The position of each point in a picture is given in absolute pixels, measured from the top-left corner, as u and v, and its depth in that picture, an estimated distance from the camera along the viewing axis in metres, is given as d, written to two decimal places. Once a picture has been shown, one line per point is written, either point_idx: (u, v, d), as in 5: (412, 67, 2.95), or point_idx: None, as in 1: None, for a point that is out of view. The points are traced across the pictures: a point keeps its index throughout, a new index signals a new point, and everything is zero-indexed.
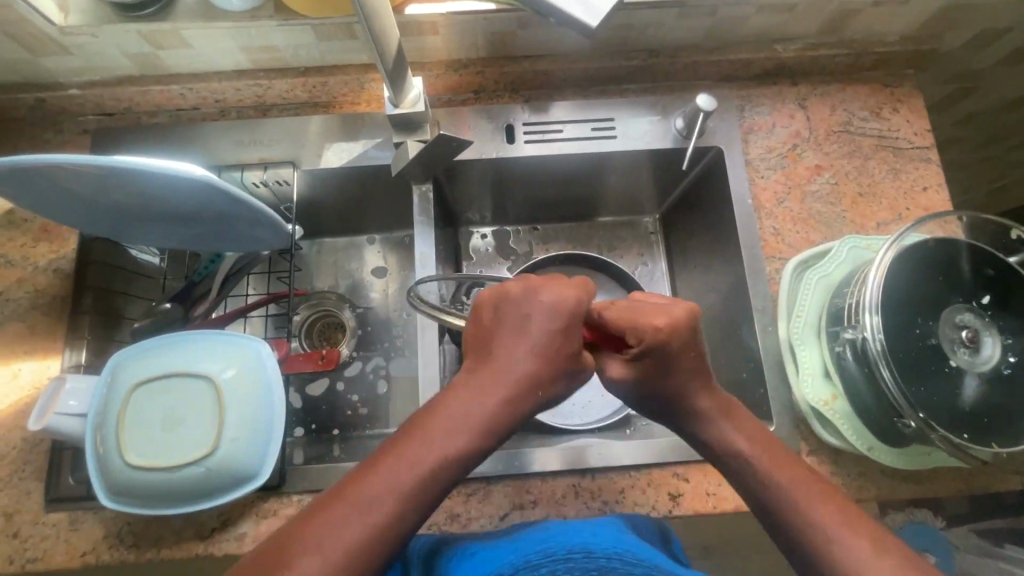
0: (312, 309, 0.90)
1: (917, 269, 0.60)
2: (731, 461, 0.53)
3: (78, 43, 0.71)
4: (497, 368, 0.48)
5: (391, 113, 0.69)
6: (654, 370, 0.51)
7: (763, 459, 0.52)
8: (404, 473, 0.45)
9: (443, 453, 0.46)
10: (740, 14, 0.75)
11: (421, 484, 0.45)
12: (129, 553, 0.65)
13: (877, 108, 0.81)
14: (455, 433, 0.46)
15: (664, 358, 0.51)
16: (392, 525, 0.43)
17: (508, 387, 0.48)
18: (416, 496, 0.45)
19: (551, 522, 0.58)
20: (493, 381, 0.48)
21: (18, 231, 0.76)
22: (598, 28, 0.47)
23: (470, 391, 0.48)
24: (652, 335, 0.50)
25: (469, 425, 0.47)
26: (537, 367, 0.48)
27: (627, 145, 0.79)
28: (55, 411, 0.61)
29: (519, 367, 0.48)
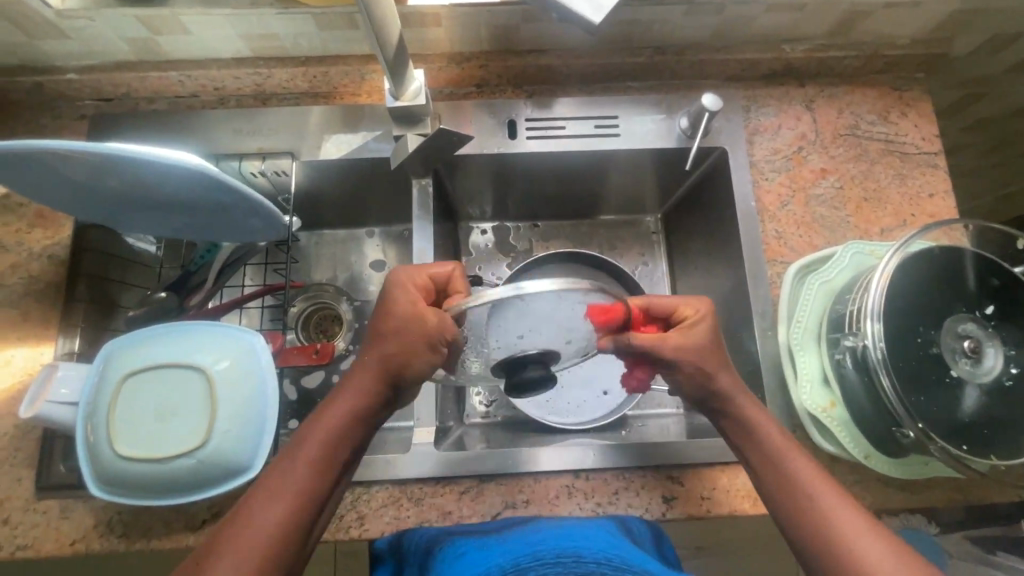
0: (308, 302, 0.88)
1: (919, 277, 0.59)
2: (758, 457, 0.57)
3: (76, 26, 0.70)
4: (354, 384, 0.56)
5: (392, 105, 0.68)
6: (698, 341, 0.59)
7: (785, 456, 0.56)
8: (290, 484, 0.52)
9: (321, 458, 0.54)
10: (748, 13, 0.73)
11: (314, 474, 0.53)
12: (119, 543, 0.65)
13: (885, 112, 0.80)
14: (330, 438, 0.55)
15: (704, 334, 0.59)
16: (291, 526, 0.51)
17: (368, 394, 0.56)
18: (305, 499, 0.52)
19: (547, 528, 0.57)
20: (362, 379, 0.56)
21: (13, 216, 0.75)
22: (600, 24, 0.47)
23: (334, 403, 0.56)
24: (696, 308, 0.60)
25: (341, 430, 0.55)
26: (392, 363, 0.56)
27: (630, 144, 0.78)
28: (46, 399, 0.60)
29: (374, 375, 0.56)
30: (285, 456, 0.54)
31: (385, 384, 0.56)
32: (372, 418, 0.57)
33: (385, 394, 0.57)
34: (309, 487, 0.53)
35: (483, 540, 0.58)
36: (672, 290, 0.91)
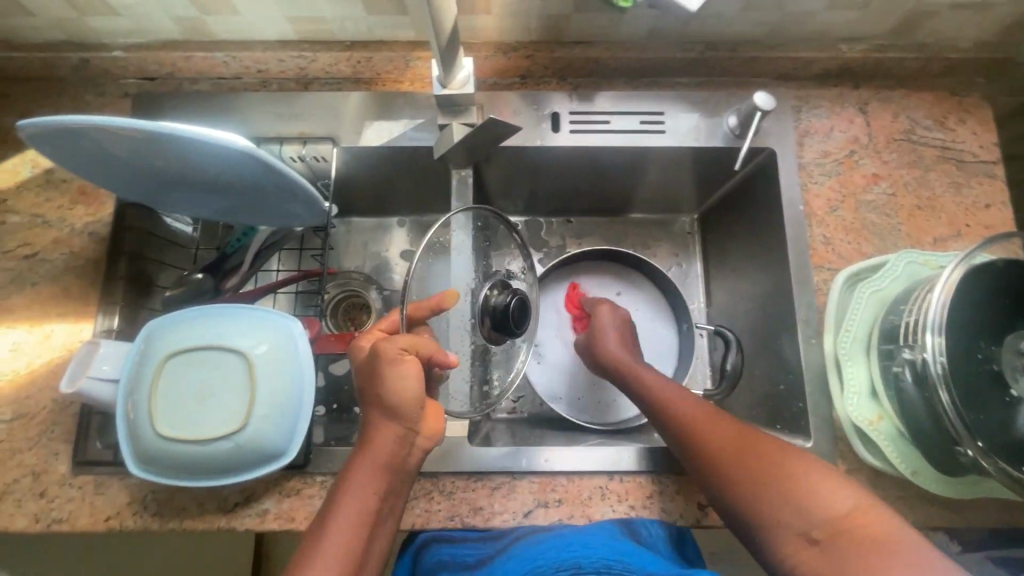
0: (338, 289, 0.88)
1: (982, 290, 0.57)
2: (649, 405, 0.64)
3: (126, 3, 0.69)
4: (373, 439, 0.54)
5: (439, 93, 0.67)
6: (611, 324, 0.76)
7: (668, 398, 0.63)
8: (334, 549, 0.50)
9: (358, 516, 0.52)
10: (807, 10, 0.71)
11: (355, 530, 0.52)
12: (152, 521, 0.65)
13: (941, 117, 0.77)
14: (364, 497, 0.53)
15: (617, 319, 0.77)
16: None
17: (393, 444, 0.54)
18: (351, 561, 0.51)
19: (552, 538, 0.58)
20: (379, 435, 0.54)
21: (57, 192, 0.75)
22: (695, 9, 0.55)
23: (359, 457, 0.54)
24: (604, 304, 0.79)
25: (372, 485, 0.53)
26: (392, 404, 0.54)
27: (675, 141, 0.76)
28: (87, 375, 0.61)
29: (390, 424, 0.54)
30: (322, 520, 0.52)
31: (405, 427, 0.54)
32: (401, 464, 0.55)
33: (406, 437, 0.55)
34: (353, 547, 0.51)
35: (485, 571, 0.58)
36: (706, 293, 0.90)
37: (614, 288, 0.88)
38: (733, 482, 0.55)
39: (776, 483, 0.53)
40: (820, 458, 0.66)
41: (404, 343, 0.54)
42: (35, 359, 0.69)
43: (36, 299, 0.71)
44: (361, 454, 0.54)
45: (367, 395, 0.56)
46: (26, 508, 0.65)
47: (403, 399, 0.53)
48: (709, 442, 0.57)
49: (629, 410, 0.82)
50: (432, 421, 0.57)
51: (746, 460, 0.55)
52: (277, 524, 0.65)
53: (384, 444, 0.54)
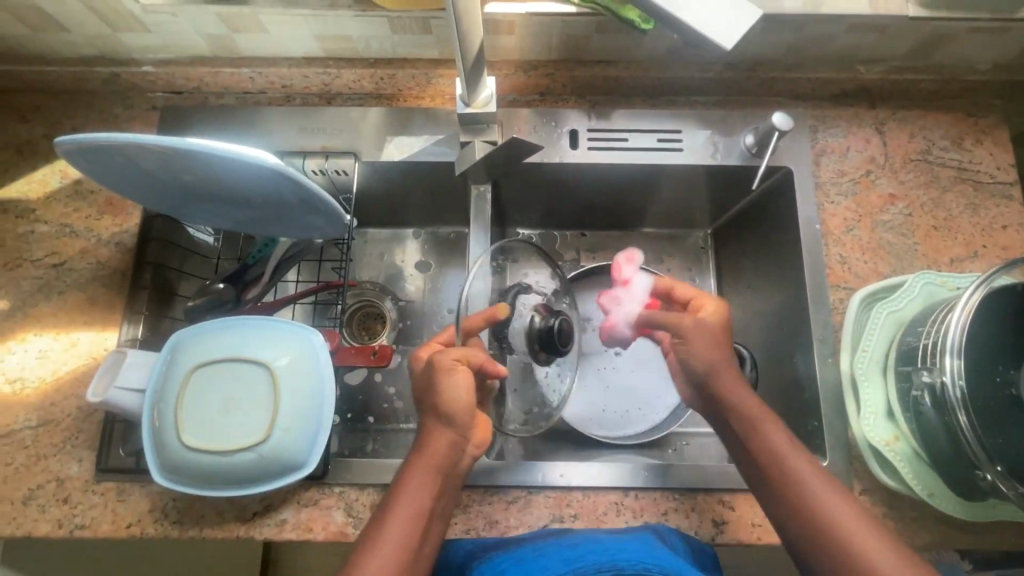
0: (355, 299, 0.89)
1: (1002, 313, 0.57)
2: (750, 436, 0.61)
3: (158, 21, 0.71)
4: (428, 442, 0.57)
5: (462, 111, 0.68)
6: (710, 328, 0.66)
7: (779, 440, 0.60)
8: (388, 544, 0.53)
9: (414, 514, 0.54)
10: (826, 32, 0.72)
11: (409, 528, 0.54)
12: (172, 529, 0.66)
13: (958, 138, 0.78)
14: (417, 496, 0.55)
15: (721, 317, 0.66)
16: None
17: (446, 447, 0.57)
18: (403, 557, 0.53)
19: (586, 540, 0.58)
20: (433, 437, 0.58)
21: (85, 202, 0.77)
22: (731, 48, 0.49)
23: (414, 460, 0.57)
24: (714, 311, 0.67)
25: (427, 486, 0.56)
26: (445, 410, 0.57)
27: (693, 159, 0.77)
28: (115, 385, 0.62)
29: (442, 430, 0.58)
30: (379, 516, 0.55)
31: (458, 432, 0.58)
32: (452, 468, 0.58)
33: (458, 443, 0.58)
34: (406, 546, 0.53)
35: (512, 550, 0.59)
36: None
37: None
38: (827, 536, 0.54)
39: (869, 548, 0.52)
40: (836, 477, 0.66)
41: (457, 355, 0.58)
42: (61, 366, 0.71)
43: (63, 307, 0.73)
44: (416, 456, 0.57)
45: (423, 402, 0.59)
46: (50, 514, 0.66)
47: (455, 406, 0.57)
48: (808, 489, 0.56)
49: (642, 424, 0.83)
50: (481, 429, 0.61)
51: (842, 519, 0.54)
52: (295, 534, 0.66)
53: (438, 449, 0.57)
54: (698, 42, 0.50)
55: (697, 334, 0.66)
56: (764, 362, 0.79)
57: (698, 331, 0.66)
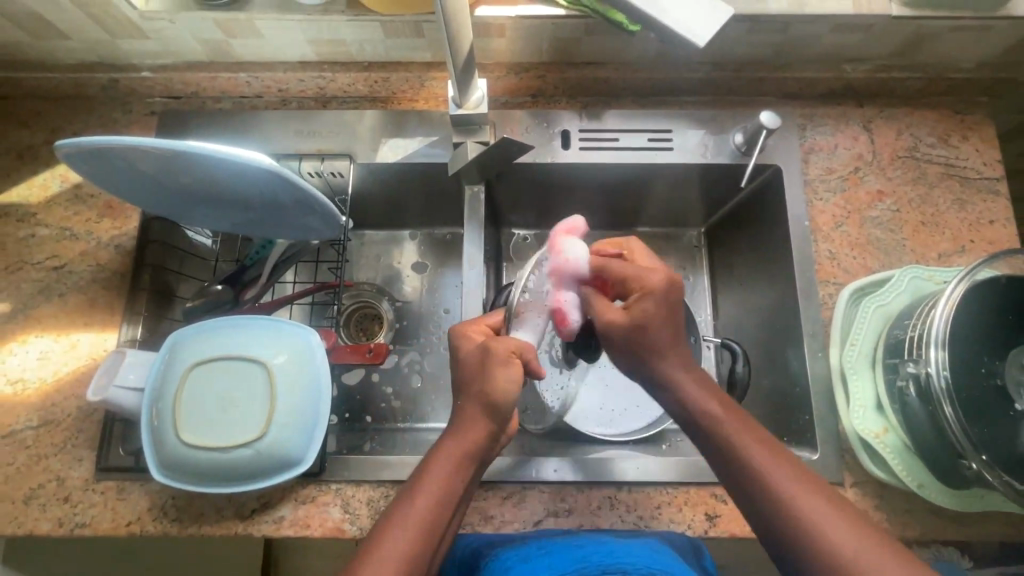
0: (352, 300, 0.90)
1: (986, 305, 0.59)
2: (703, 424, 0.55)
3: (156, 27, 0.73)
4: (464, 427, 0.56)
5: (454, 112, 0.69)
6: (661, 291, 0.58)
7: (732, 420, 0.54)
8: (411, 530, 0.51)
9: (440, 501, 0.53)
10: (812, 32, 0.73)
11: (434, 515, 0.52)
12: (171, 527, 0.67)
13: (945, 135, 0.79)
14: (447, 484, 0.54)
15: (669, 284, 0.59)
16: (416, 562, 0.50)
17: (482, 438, 0.56)
18: (425, 544, 0.51)
19: (592, 539, 0.59)
20: (471, 423, 0.56)
21: (85, 206, 0.78)
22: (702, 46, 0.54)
23: (447, 446, 0.55)
24: (657, 280, 0.58)
25: (457, 473, 0.54)
26: (491, 401, 0.55)
27: (682, 158, 0.78)
28: (114, 384, 0.63)
29: (485, 418, 0.56)
30: (403, 498, 0.53)
31: (496, 424, 0.56)
32: (483, 459, 0.56)
33: (494, 435, 0.56)
34: (428, 533, 0.52)
35: (518, 545, 0.61)
36: (714, 305, 0.90)
37: None
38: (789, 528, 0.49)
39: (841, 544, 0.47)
40: (827, 470, 0.66)
41: (511, 346, 0.58)
42: (62, 367, 0.72)
43: (63, 309, 0.74)
44: (451, 440, 0.56)
45: (467, 388, 0.57)
46: (51, 512, 0.67)
47: (506, 400, 0.55)
48: (767, 474, 0.51)
49: (639, 420, 0.81)
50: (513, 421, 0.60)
51: (818, 515, 0.49)
52: (292, 531, 0.67)
53: (475, 438, 0.55)
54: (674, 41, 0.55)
55: (637, 303, 0.57)
56: (756, 358, 0.80)
57: (637, 304, 0.57)
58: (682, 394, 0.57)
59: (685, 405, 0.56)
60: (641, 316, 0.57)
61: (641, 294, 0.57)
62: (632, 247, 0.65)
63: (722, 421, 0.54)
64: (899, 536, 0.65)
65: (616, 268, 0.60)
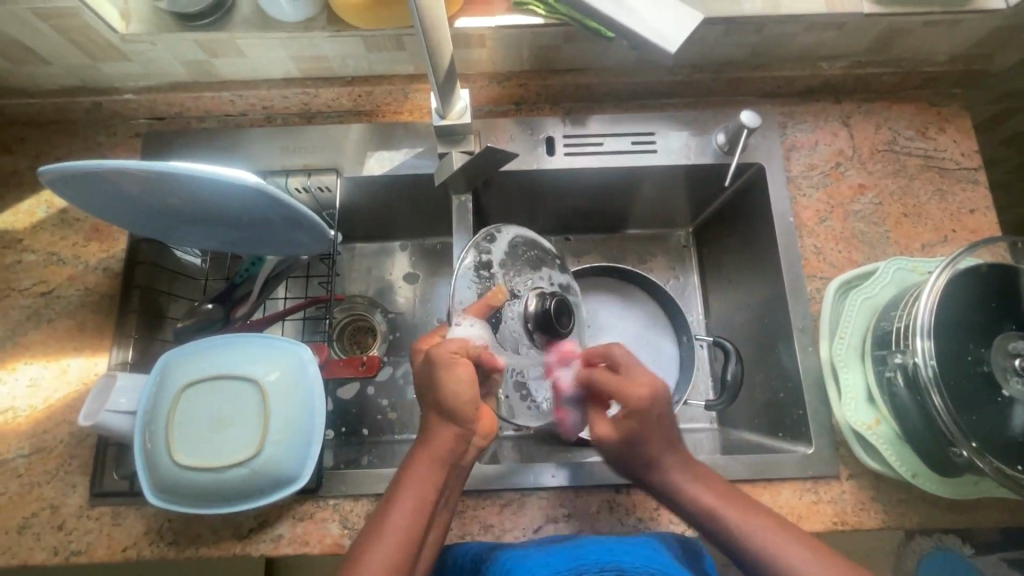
0: (344, 314, 0.90)
1: (967, 293, 0.60)
2: (701, 522, 0.57)
3: (137, 50, 0.73)
4: (430, 436, 0.57)
5: (437, 123, 0.70)
6: (641, 409, 0.59)
7: (724, 504, 0.57)
8: (394, 535, 0.52)
9: (419, 503, 0.54)
10: (786, 33, 0.74)
11: (414, 520, 0.53)
12: (168, 550, 0.66)
13: (922, 128, 0.80)
14: (422, 489, 0.55)
15: (652, 400, 0.59)
16: (400, 564, 0.51)
17: (452, 442, 0.56)
18: (408, 550, 0.52)
19: (588, 540, 0.60)
20: (435, 433, 0.57)
21: (71, 229, 0.78)
22: (674, 52, 0.56)
23: (419, 453, 0.57)
24: (638, 399, 0.59)
25: (432, 477, 0.55)
26: (448, 407, 0.56)
27: (666, 160, 0.79)
28: (105, 408, 0.63)
29: (448, 424, 0.56)
30: (383, 508, 0.54)
31: (460, 427, 0.57)
32: (456, 461, 0.57)
33: (463, 438, 0.57)
34: (411, 537, 0.52)
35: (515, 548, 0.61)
36: (705, 305, 0.90)
37: (607, 307, 0.86)
38: (749, 550, 0.54)
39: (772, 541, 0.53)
40: (823, 463, 0.67)
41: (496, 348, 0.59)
42: (53, 393, 0.71)
43: (52, 334, 0.74)
44: (421, 447, 0.57)
45: (427, 397, 0.58)
46: (45, 541, 0.66)
47: (457, 403, 0.56)
48: (746, 530, 0.55)
49: None
50: (484, 420, 0.59)
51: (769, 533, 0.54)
52: (292, 549, 0.66)
53: (443, 442, 0.56)
54: (646, 47, 0.58)
55: (623, 424, 0.59)
56: (748, 356, 0.81)
57: (625, 422, 0.59)
58: (679, 493, 0.58)
59: (685, 507, 0.58)
60: (629, 427, 0.59)
61: (627, 411, 0.59)
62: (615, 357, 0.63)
63: (719, 513, 0.56)
64: (897, 526, 0.66)
65: (606, 385, 0.61)
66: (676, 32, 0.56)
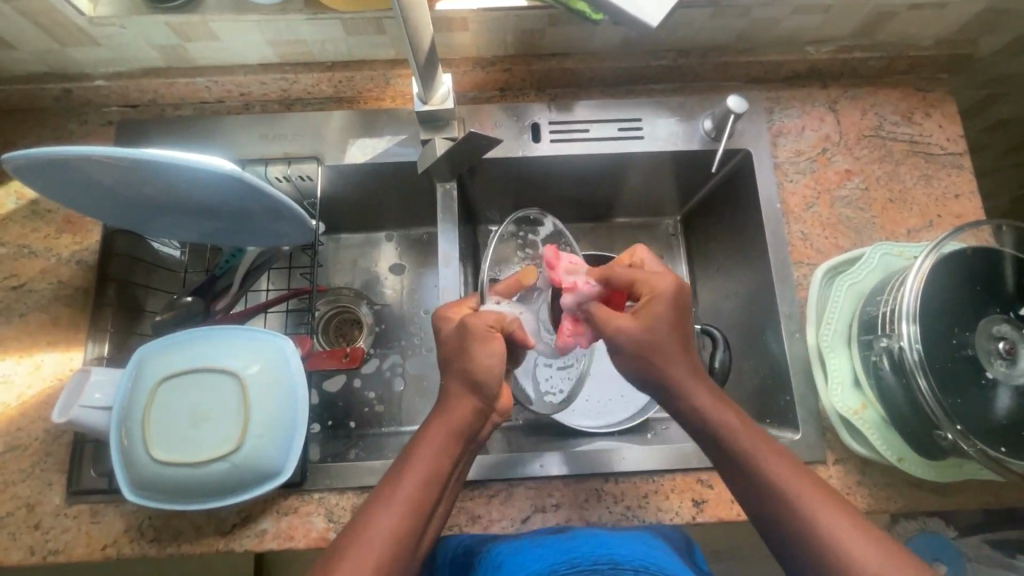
0: (330, 305, 0.89)
1: (954, 277, 0.60)
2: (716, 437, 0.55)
3: (106, 33, 0.70)
4: (450, 408, 0.56)
5: (420, 109, 0.69)
6: (666, 292, 0.57)
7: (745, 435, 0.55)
8: (403, 504, 0.51)
9: (429, 477, 0.53)
10: (774, 16, 0.73)
11: (424, 489, 0.52)
12: (149, 547, 0.65)
13: (908, 113, 0.80)
14: (435, 462, 0.54)
15: (676, 294, 0.58)
16: (407, 531, 0.50)
17: (470, 415, 0.55)
18: (417, 518, 0.51)
19: (584, 533, 0.58)
20: (455, 405, 0.56)
21: (42, 221, 0.76)
22: (656, 26, 0.53)
23: (435, 424, 0.55)
24: (666, 284, 0.58)
25: (446, 451, 0.54)
26: (474, 378, 0.56)
27: (652, 146, 0.78)
28: (79, 403, 0.61)
29: (468, 396, 0.56)
30: (394, 475, 0.53)
31: (480, 400, 0.56)
32: (471, 437, 0.56)
33: (482, 413, 0.56)
34: (421, 506, 0.52)
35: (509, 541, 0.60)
36: (693, 293, 0.90)
37: None
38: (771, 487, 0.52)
39: (809, 500, 0.51)
40: (808, 448, 0.67)
41: (491, 321, 0.57)
42: (27, 390, 0.69)
43: (24, 330, 0.71)
44: (437, 418, 0.56)
45: (451, 367, 0.57)
46: (21, 541, 0.64)
47: (490, 374, 0.55)
48: (765, 462, 0.53)
49: (625, 409, 0.80)
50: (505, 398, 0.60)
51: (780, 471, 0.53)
52: (276, 543, 0.65)
53: (462, 416, 0.55)
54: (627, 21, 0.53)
55: (648, 309, 0.57)
56: (735, 343, 0.81)
57: (648, 306, 0.57)
58: (698, 411, 0.56)
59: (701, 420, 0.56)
60: (652, 309, 0.57)
61: (652, 295, 0.57)
62: (642, 258, 0.63)
63: (737, 437, 0.55)
64: (882, 509, 0.66)
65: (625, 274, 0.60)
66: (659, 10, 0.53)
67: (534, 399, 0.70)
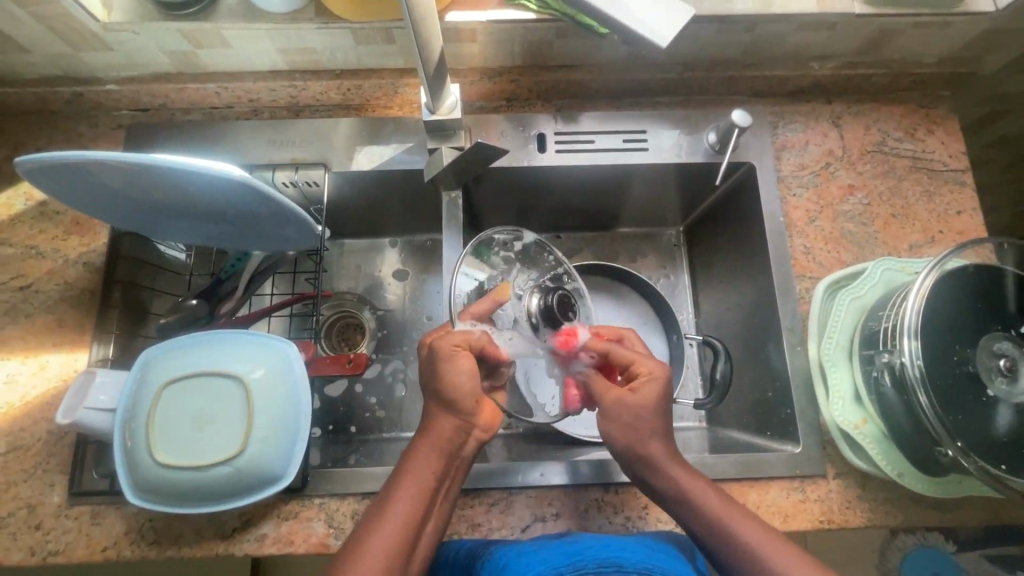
0: (334, 310, 0.89)
1: (955, 294, 0.60)
2: (700, 517, 0.57)
3: (119, 39, 0.71)
4: (432, 428, 0.57)
5: (428, 118, 0.70)
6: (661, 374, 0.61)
7: (717, 504, 0.57)
8: (393, 521, 0.52)
9: (417, 493, 0.54)
10: (778, 31, 0.74)
11: (412, 506, 0.53)
12: (150, 550, 0.65)
13: (911, 129, 0.81)
14: (422, 479, 0.55)
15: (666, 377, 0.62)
16: (399, 549, 0.51)
17: (452, 431, 0.56)
18: (408, 536, 0.52)
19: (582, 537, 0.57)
20: (434, 428, 0.57)
21: (51, 222, 0.76)
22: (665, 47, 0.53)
23: (420, 443, 0.57)
24: (659, 368, 0.61)
25: (432, 468, 0.55)
26: (446, 392, 0.57)
27: (656, 158, 0.79)
28: (84, 405, 0.61)
29: (446, 413, 0.57)
30: (385, 494, 0.54)
31: (461, 416, 0.57)
32: (456, 452, 0.57)
33: (464, 427, 0.57)
34: (411, 524, 0.52)
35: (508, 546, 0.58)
36: (694, 303, 0.90)
37: (603, 306, 0.86)
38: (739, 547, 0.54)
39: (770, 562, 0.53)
40: (808, 461, 0.68)
41: (458, 339, 0.58)
42: (30, 390, 0.69)
43: (29, 330, 0.72)
44: (422, 437, 0.57)
45: (428, 387, 0.59)
46: (21, 541, 0.64)
47: (456, 390, 0.56)
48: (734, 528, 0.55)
49: None
50: (488, 413, 0.59)
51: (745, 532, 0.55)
52: (276, 548, 0.65)
53: (445, 434, 0.56)
54: (636, 41, 0.54)
55: (642, 389, 0.60)
56: (736, 354, 0.81)
57: (643, 387, 0.60)
58: (675, 486, 0.58)
59: (680, 494, 0.58)
60: (650, 400, 0.59)
61: (648, 377, 0.60)
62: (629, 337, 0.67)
63: (717, 511, 0.56)
64: (881, 525, 0.66)
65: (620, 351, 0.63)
66: (669, 28, 0.54)
67: (532, 409, 0.63)
